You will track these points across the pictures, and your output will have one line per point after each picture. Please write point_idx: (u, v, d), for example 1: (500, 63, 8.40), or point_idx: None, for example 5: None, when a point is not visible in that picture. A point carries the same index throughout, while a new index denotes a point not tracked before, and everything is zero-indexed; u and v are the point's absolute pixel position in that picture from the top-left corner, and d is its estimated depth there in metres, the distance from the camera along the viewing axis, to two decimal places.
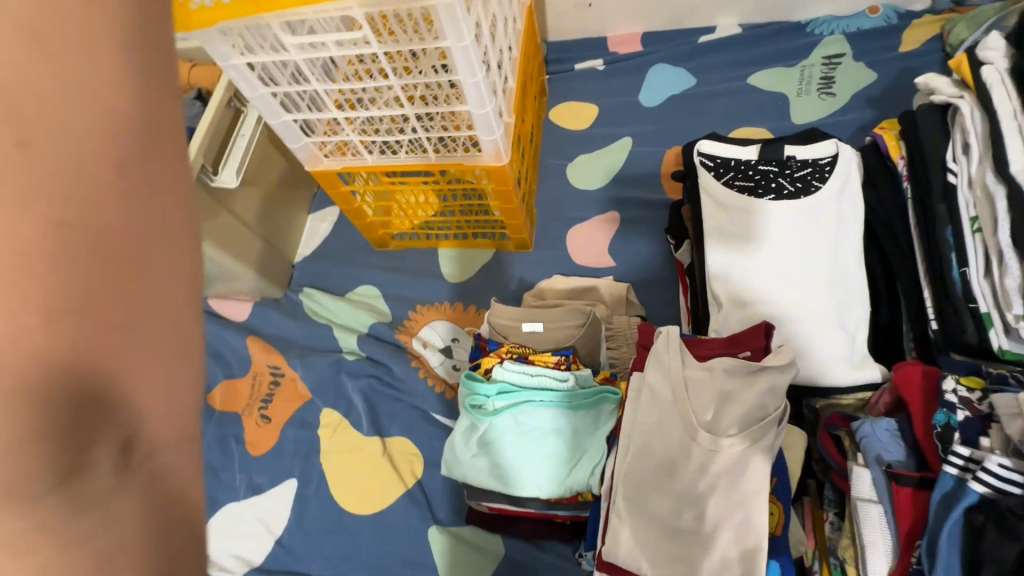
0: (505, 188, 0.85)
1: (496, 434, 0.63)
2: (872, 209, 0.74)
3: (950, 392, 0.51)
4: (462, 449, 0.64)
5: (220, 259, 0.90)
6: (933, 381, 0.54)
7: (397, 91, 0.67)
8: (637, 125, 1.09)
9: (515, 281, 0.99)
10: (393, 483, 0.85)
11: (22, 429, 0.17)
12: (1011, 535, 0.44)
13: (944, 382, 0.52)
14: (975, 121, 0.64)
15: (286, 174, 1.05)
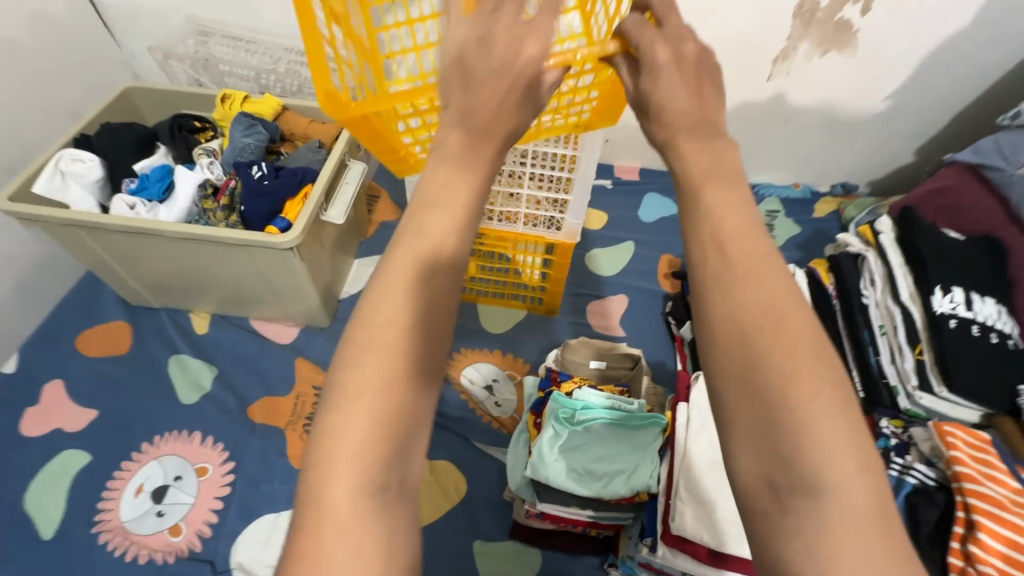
0: (565, 255, 1.06)
1: (577, 442, 0.80)
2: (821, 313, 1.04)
3: (884, 428, 0.80)
4: (548, 453, 0.79)
5: (304, 278, 1.00)
6: (871, 423, 0.83)
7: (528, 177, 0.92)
8: (637, 233, 1.38)
9: (545, 338, 1.18)
10: (438, 498, 0.95)
11: (362, 460, 0.38)
12: (933, 506, 0.70)
13: (879, 422, 0.81)
14: (877, 265, 1.00)
15: (353, 220, 1.18)
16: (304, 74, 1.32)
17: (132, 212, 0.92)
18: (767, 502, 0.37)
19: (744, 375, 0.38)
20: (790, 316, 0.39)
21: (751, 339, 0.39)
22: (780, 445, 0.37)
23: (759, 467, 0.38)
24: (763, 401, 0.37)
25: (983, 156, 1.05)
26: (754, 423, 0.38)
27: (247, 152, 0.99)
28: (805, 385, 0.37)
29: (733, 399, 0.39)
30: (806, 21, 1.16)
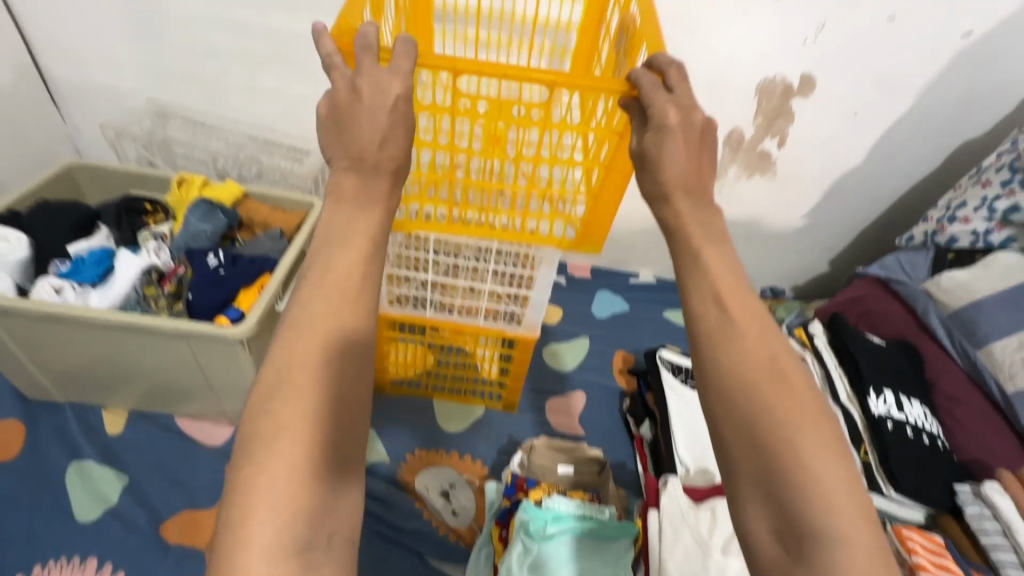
0: (526, 352, 1.03)
1: (547, 557, 0.74)
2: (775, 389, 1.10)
3: None
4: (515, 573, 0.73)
5: (247, 374, 0.92)
6: None
7: (492, 271, 0.91)
8: (592, 328, 1.40)
9: (505, 437, 1.13)
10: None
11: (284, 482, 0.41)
12: None
13: None
14: (815, 366, 1.06)
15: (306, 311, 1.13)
16: (265, 160, 1.29)
17: (58, 297, 0.84)
18: (783, 560, 0.41)
19: (755, 433, 0.43)
20: (789, 389, 0.45)
21: (761, 391, 0.45)
22: (787, 497, 0.41)
23: (770, 525, 0.42)
24: (775, 453, 0.42)
25: (889, 271, 1.18)
26: (758, 479, 0.43)
27: (201, 238, 0.95)
28: (811, 438, 0.43)
29: (744, 444, 0.44)
30: (733, 148, 1.34)
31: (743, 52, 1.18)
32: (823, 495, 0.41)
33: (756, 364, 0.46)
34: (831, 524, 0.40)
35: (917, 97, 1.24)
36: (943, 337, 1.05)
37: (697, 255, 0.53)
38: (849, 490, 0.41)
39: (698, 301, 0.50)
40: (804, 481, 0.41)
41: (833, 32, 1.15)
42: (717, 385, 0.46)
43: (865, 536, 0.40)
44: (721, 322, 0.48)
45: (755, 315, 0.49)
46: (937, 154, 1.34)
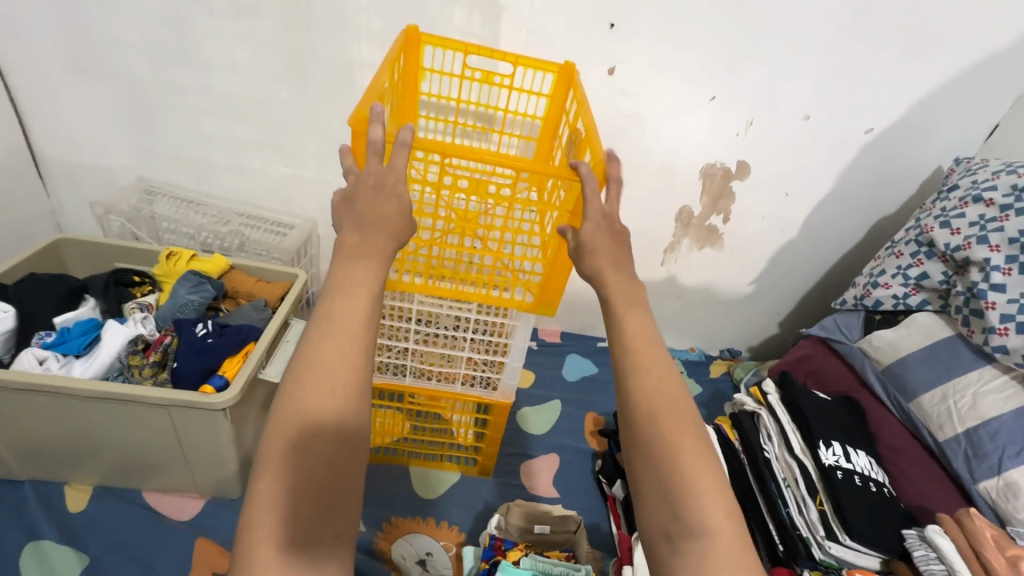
0: (501, 416, 1.08)
1: None
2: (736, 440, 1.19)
3: None
4: None
5: (225, 442, 0.92)
6: None
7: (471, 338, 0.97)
8: (562, 391, 1.46)
9: (481, 503, 1.14)
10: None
11: (292, 480, 0.48)
12: None
13: None
14: (770, 421, 1.16)
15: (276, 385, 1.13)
16: (248, 233, 1.33)
17: (41, 367, 0.85)
18: (665, 548, 0.57)
19: (649, 453, 0.60)
20: (679, 419, 0.61)
21: (659, 420, 0.61)
22: (671, 501, 0.57)
23: (661, 527, 0.57)
24: (665, 474, 0.58)
25: (829, 332, 1.31)
26: (654, 492, 0.58)
27: (189, 308, 0.99)
28: (687, 455, 0.59)
29: (645, 464, 0.60)
30: (684, 223, 1.50)
31: (687, 141, 1.35)
32: (695, 499, 0.57)
33: (653, 398, 0.62)
34: (700, 523, 0.55)
35: (835, 180, 1.44)
36: (880, 391, 1.16)
37: (620, 319, 0.70)
38: (715, 494, 0.57)
39: (618, 350, 0.68)
40: (682, 488, 0.57)
41: (759, 128, 1.34)
42: (629, 415, 0.63)
43: (722, 530, 0.55)
44: (634, 374, 0.64)
45: (661, 360, 0.66)
46: (856, 230, 1.53)
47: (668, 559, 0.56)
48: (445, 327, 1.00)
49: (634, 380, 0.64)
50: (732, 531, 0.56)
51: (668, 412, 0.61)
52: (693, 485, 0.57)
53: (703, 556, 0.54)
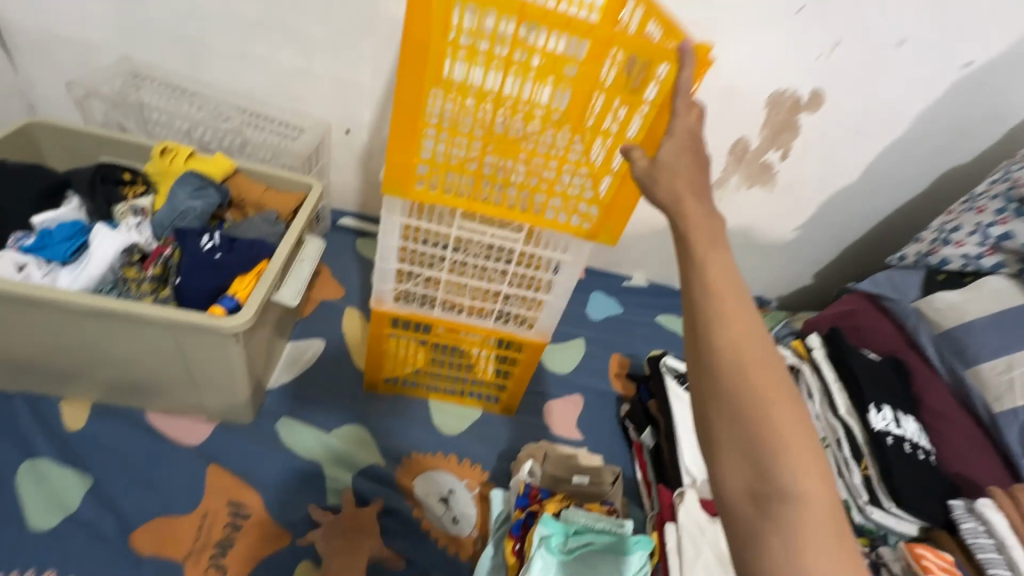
0: (533, 356, 0.98)
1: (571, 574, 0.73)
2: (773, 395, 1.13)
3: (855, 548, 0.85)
4: None
5: (238, 368, 0.84)
6: None
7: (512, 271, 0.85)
8: (587, 330, 1.37)
9: (504, 442, 1.08)
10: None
11: None
12: None
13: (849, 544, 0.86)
14: (813, 378, 1.10)
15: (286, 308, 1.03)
16: (251, 135, 1.18)
17: (20, 275, 0.73)
18: (749, 512, 0.46)
19: (733, 406, 0.47)
20: (766, 370, 0.48)
21: (748, 372, 0.48)
22: (762, 459, 0.46)
23: (744, 488, 0.46)
24: (753, 432, 0.46)
25: (879, 288, 1.23)
26: (737, 448, 0.47)
27: (190, 217, 0.86)
28: (780, 414, 0.47)
29: (726, 418, 0.47)
30: (737, 157, 1.34)
31: (759, 61, 1.17)
32: (785, 460, 0.45)
33: (738, 345, 0.49)
34: (792, 488, 0.45)
35: (914, 121, 1.27)
36: (932, 355, 1.10)
37: (700, 255, 0.54)
38: (809, 459, 0.46)
39: (690, 287, 0.53)
40: (774, 447, 0.46)
41: (845, 51, 1.16)
42: (712, 360, 0.49)
43: (819, 495, 0.45)
44: (715, 314, 0.50)
45: (742, 304, 0.52)
46: (921, 179, 1.38)
47: (752, 522, 0.45)
48: (481, 257, 0.88)
49: (715, 322, 0.50)
50: (828, 500, 0.45)
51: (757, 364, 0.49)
52: (784, 445, 0.46)
53: (798, 527, 0.43)
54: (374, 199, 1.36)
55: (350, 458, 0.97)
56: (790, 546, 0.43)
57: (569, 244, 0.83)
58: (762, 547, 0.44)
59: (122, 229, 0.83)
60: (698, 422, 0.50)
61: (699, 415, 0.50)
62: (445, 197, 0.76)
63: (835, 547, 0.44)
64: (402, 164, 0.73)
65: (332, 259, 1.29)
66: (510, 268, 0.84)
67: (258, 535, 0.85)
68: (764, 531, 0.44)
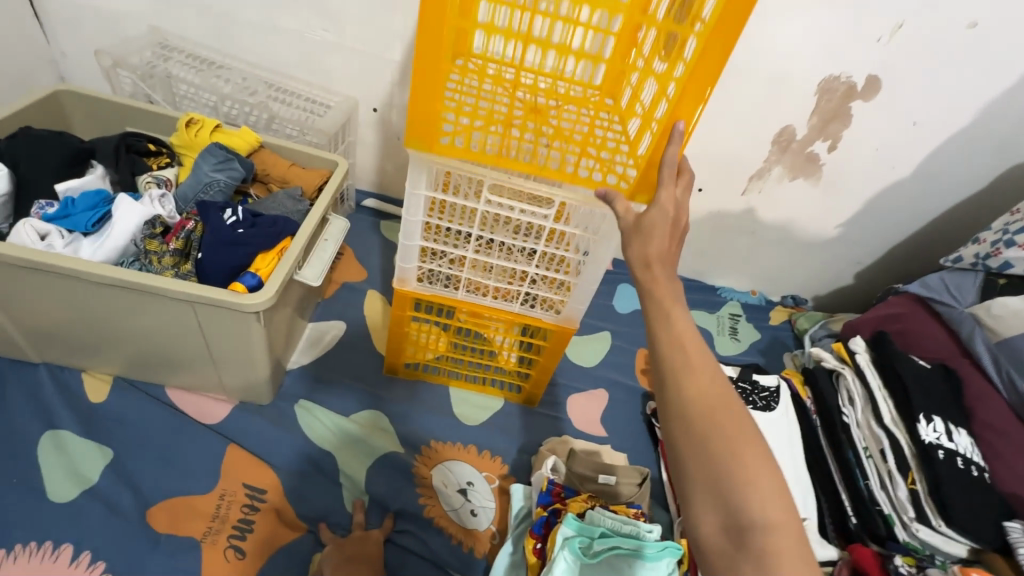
0: (560, 344, 0.93)
1: None
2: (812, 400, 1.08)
3: (900, 566, 0.81)
4: None
5: (255, 347, 0.81)
6: (881, 560, 0.84)
7: (540, 253, 0.80)
8: (613, 323, 1.31)
9: (524, 436, 1.04)
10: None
11: None
12: None
13: (892, 560, 0.82)
14: (856, 383, 1.03)
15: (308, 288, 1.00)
16: (277, 109, 1.13)
17: (42, 243, 0.72)
18: (727, 547, 0.48)
19: (705, 451, 0.50)
20: (731, 414, 0.51)
21: (715, 416, 0.51)
22: (729, 496, 0.48)
23: (720, 521, 0.49)
24: (724, 472, 0.49)
25: (930, 291, 1.16)
26: (708, 486, 0.49)
27: (215, 189, 0.85)
28: (749, 456, 0.49)
29: (700, 462, 0.50)
30: (781, 147, 1.26)
31: (812, 43, 1.08)
32: (754, 494, 0.48)
33: (704, 395, 0.52)
34: (760, 517, 0.47)
35: (980, 113, 1.16)
36: (988, 364, 1.02)
37: (667, 314, 0.56)
38: (777, 493, 0.48)
39: (656, 339, 0.56)
40: (741, 484, 0.48)
41: (908, 33, 1.06)
42: (679, 408, 0.52)
43: (788, 523, 0.47)
44: (678, 372, 0.54)
45: (704, 353, 0.55)
46: (983, 176, 1.26)
47: (725, 551, 0.48)
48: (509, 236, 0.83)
49: (683, 378, 0.53)
50: (797, 532, 0.47)
51: (720, 408, 0.52)
52: (749, 482, 0.48)
53: (772, 559, 0.46)
54: (398, 179, 1.32)
55: (369, 443, 0.94)
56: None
57: (601, 223, 0.76)
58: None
59: (144, 199, 0.80)
60: (674, 467, 0.53)
61: (669, 459, 0.53)
62: (473, 155, 0.69)
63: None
64: (428, 118, 0.66)
65: (355, 240, 1.27)
66: (538, 249, 0.79)
67: (274, 521, 0.83)
68: (740, 565, 0.47)
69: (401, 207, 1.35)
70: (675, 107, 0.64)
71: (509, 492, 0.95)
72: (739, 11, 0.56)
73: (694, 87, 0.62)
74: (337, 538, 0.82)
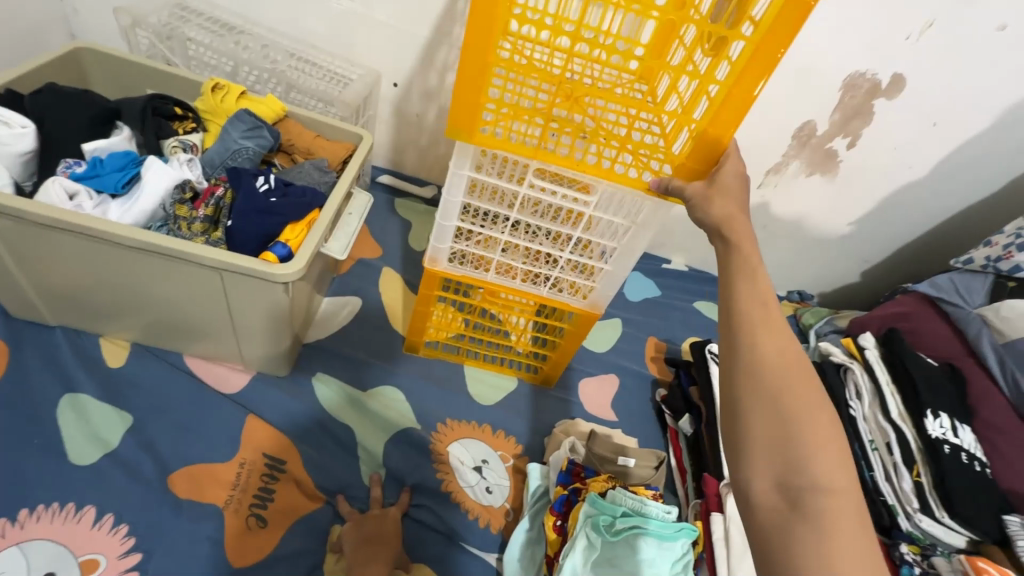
0: (582, 329, 0.94)
1: (613, 555, 0.72)
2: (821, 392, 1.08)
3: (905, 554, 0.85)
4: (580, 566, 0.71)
5: (280, 317, 0.81)
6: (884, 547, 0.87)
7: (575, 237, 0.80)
8: (624, 310, 1.30)
9: (537, 417, 1.05)
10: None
11: None
12: None
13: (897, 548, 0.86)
14: (864, 378, 1.05)
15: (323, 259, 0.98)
16: (297, 79, 1.10)
17: (72, 203, 0.71)
18: (782, 503, 0.49)
19: (777, 407, 0.51)
20: (801, 380, 0.53)
21: (787, 378, 0.53)
22: (789, 456, 0.50)
23: (776, 478, 0.50)
24: (790, 429, 0.50)
25: (941, 292, 1.16)
26: (771, 440, 0.51)
27: (243, 156, 0.84)
28: (817, 427, 0.51)
29: (768, 415, 0.52)
30: (801, 142, 1.24)
31: (842, 38, 1.07)
32: (818, 458, 0.49)
33: (782, 358, 0.54)
34: (823, 479, 0.48)
35: (1000, 116, 1.16)
36: (993, 364, 1.03)
37: (752, 274, 0.60)
38: (840, 462, 0.49)
39: (735, 301, 0.59)
40: (809, 445, 0.49)
41: (939, 31, 1.05)
42: (747, 366, 0.54)
43: (848, 491, 0.48)
44: (760, 330, 0.56)
45: (782, 320, 0.57)
46: (995, 180, 1.27)
47: (780, 509, 0.48)
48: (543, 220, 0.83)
49: (762, 338, 0.55)
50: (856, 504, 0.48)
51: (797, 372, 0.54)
52: (816, 446, 0.50)
53: (828, 521, 0.46)
54: (414, 155, 1.30)
55: (385, 418, 0.95)
56: (824, 544, 0.46)
57: (638, 214, 0.77)
58: (792, 543, 0.47)
59: (173, 163, 0.80)
60: (733, 421, 0.54)
61: (729, 417, 0.54)
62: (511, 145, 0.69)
63: (858, 547, 0.46)
64: (467, 109, 0.66)
65: (369, 216, 1.25)
66: (572, 234, 0.79)
67: (294, 492, 0.84)
68: (794, 525, 0.47)
69: (416, 184, 1.33)
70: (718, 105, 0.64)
71: (524, 472, 0.96)
72: (792, 14, 0.55)
73: (739, 88, 0.61)
74: (356, 513, 0.83)
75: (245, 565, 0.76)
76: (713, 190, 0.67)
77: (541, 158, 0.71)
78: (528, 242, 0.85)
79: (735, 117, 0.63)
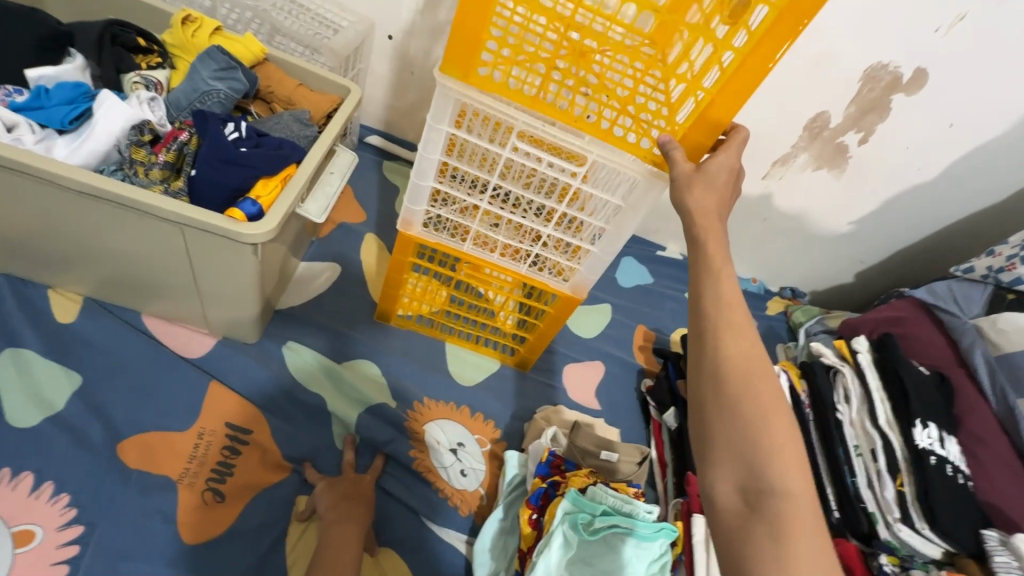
0: (564, 312, 0.88)
1: (589, 554, 0.71)
2: (812, 393, 1.05)
3: None
4: (554, 562, 0.69)
5: (248, 281, 0.74)
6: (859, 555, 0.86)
7: (559, 212, 0.74)
8: (614, 295, 1.25)
9: (518, 401, 1.01)
10: (367, 567, 0.77)
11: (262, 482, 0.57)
12: None
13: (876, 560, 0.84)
14: (854, 385, 1.02)
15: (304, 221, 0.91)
16: (282, 22, 1.00)
17: (10, 136, 0.63)
18: (739, 508, 0.48)
19: (735, 412, 0.50)
20: (765, 383, 0.51)
21: (753, 382, 0.51)
22: (752, 465, 0.48)
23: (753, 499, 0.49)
24: (750, 432, 0.49)
25: (938, 299, 1.13)
26: (733, 445, 0.49)
27: (213, 99, 0.76)
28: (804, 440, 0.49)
29: (734, 421, 0.50)
30: (812, 134, 1.19)
31: (866, 28, 1.00)
32: (777, 460, 0.48)
33: (743, 357, 0.52)
34: (778, 483, 0.47)
35: (1017, 122, 1.12)
36: (984, 377, 1.01)
37: (716, 273, 0.56)
38: (796, 463, 0.48)
39: (702, 301, 0.56)
40: (766, 451, 0.48)
41: (970, 25, 0.99)
42: (713, 368, 0.52)
43: (806, 497, 0.47)
44: (725, 329, 0.53)
45: (746, 318, 0.55)
46: (1002, 188, 1.23)
47: (739, 516, 0.48)
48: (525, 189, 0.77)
49: (729, 340, 0.53)
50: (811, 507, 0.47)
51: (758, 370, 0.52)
52: (774, 450, 0.48)
53: (786, 529, 0.46)
54: (403, 115, 1.21)
55: (358, 393, 0.89)
56: (780, 554, 0.45)
57: (633, 192, 0.71)
58: (747, 545, 0.46)
59: (132, 102, 0.72)
60: (696, 426, 0.53)
61: (698, 426, 0.52)
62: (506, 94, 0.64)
63: (813, 554, 0.45)
64: (466, 42, 0.60)
65: (354, 178, 1.17)
66: (558, 209, 0.73)
67: (256, 467, 0.79)
68: (753, 529, 0.47)
69: (404, 147, 1.25)
70: (728, 76, 0.58)
71: (500, 457, 0.93)
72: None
73: (756, 56, 0.56)
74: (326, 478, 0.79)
75: (199, 542, 0.72)
76: (698, 179, 0.62)
77: (536, 108, 0.65)
78: (511, 214, 0.78)
79: (742, 94, 0.58)
